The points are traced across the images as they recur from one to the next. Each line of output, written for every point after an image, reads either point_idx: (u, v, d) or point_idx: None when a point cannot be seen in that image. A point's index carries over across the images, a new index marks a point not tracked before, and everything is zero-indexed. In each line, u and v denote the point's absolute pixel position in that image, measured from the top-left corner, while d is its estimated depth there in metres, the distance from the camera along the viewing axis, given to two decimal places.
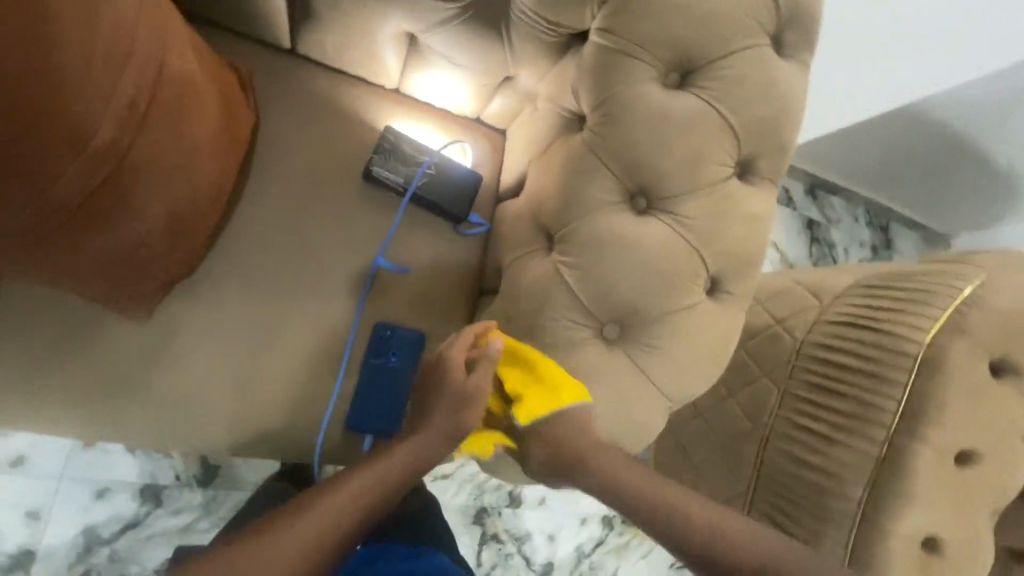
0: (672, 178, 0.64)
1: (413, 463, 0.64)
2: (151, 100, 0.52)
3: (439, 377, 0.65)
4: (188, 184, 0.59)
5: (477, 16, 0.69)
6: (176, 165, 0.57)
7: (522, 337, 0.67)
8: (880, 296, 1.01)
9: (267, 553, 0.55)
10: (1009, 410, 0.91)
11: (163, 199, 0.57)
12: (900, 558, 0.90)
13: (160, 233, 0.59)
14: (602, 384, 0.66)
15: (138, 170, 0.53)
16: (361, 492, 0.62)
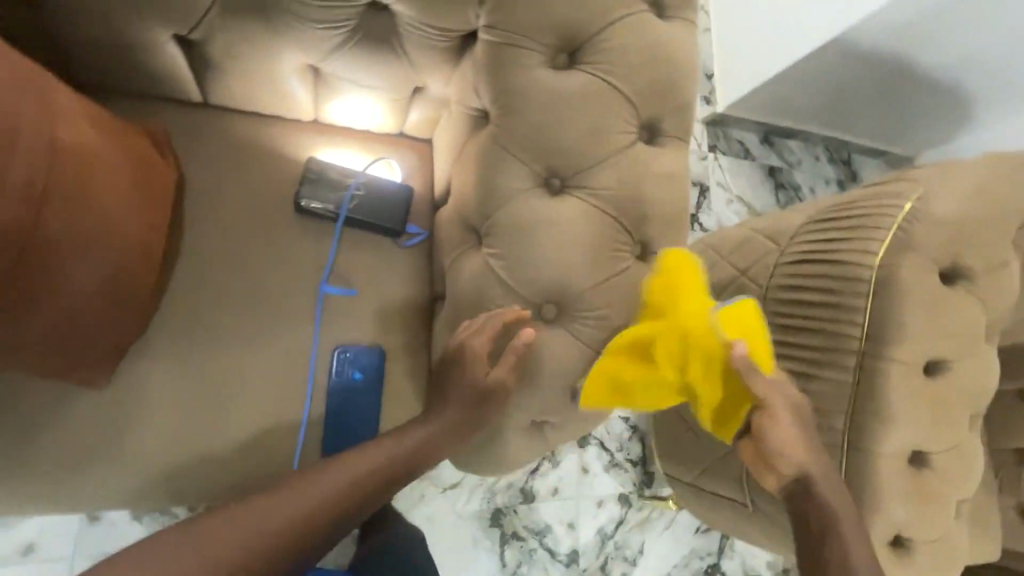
0: (578, 155, 0.66)
1: (399, 454, 0.68)
2: (49, 176, 0.55)
3: (457, 375, 0.67)
4: (111, 248, 0.62)
5: (367, 36, 0.70)
6: (93, 232, 0.59)
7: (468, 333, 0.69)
8: (830, 229, 1.03)
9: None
10: (968, 314, 0.93)
11: (86, 268, 0.60)
12: (890, 478, 0.91)
13: (92, 301, 0.62)
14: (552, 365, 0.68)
15: (51, 243, 0.56)
16: (347, 483, 0.64)
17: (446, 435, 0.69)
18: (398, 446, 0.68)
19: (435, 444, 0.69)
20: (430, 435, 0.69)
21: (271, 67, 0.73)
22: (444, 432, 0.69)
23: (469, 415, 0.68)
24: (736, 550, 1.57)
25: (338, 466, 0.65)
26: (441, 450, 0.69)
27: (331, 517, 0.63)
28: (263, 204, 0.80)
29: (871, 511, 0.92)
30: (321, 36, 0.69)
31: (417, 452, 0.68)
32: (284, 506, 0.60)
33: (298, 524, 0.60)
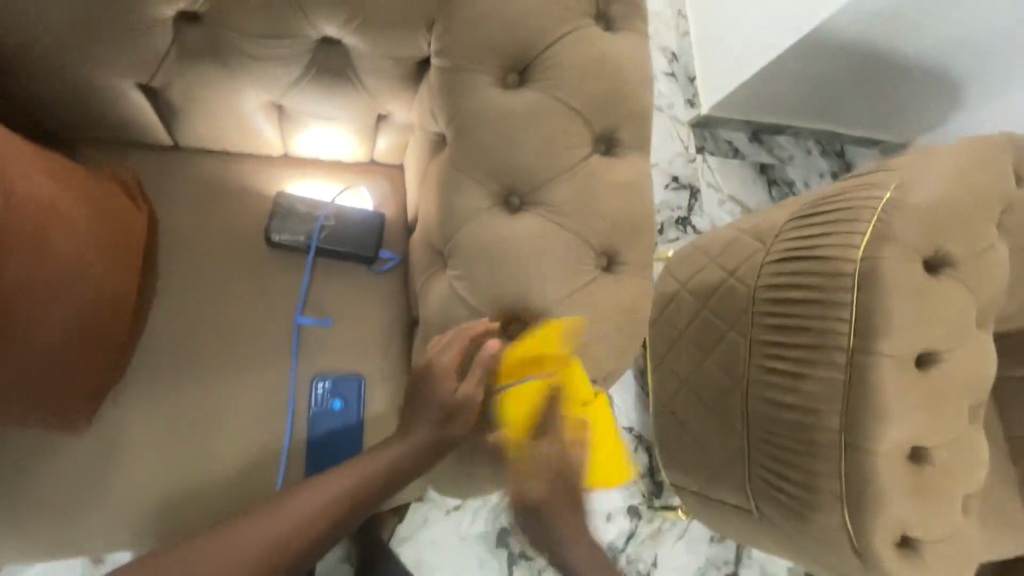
0: (533, 172, 0.66)
1: (366, 475, 0.65)
2: (6, 231, 0.57)
3: (428, 398, 0.67)
4: (70, 297, 0.63)
5: (323, 71, 0.72)
6: (50, 282, 0.61)
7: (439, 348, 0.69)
8: (810, 225, 1.02)
9: None
10: (954, 302, 0.92)
11: (63, 318, 0.63)
12: (891, 476, 0.89)
13: (69, 348, 0.65)
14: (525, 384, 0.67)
15: (12, 296, 0.58)
16: (313, 510, 0.62)
17: (413, 457, 0.66)
18: (363, 470, 0.65)
19: (401, 466, 0.66)
20: (399, 458, 0.66)
21: (233, 107, 0.75)
22: (412, 454, 0.66)
23: (440, 435, 0.67)
24: (753, 557, 1.53)
25: (304, 491, 0.63)
26: (412, 473, 0.67)
27: (296, 547, 0.61)
28: (235, 241, 0.81)
29: (872, 511, 0.89)
30: (277, 72, 0.70)
31: (386, 472, 0.66)
32: (245, 534, 0.59)
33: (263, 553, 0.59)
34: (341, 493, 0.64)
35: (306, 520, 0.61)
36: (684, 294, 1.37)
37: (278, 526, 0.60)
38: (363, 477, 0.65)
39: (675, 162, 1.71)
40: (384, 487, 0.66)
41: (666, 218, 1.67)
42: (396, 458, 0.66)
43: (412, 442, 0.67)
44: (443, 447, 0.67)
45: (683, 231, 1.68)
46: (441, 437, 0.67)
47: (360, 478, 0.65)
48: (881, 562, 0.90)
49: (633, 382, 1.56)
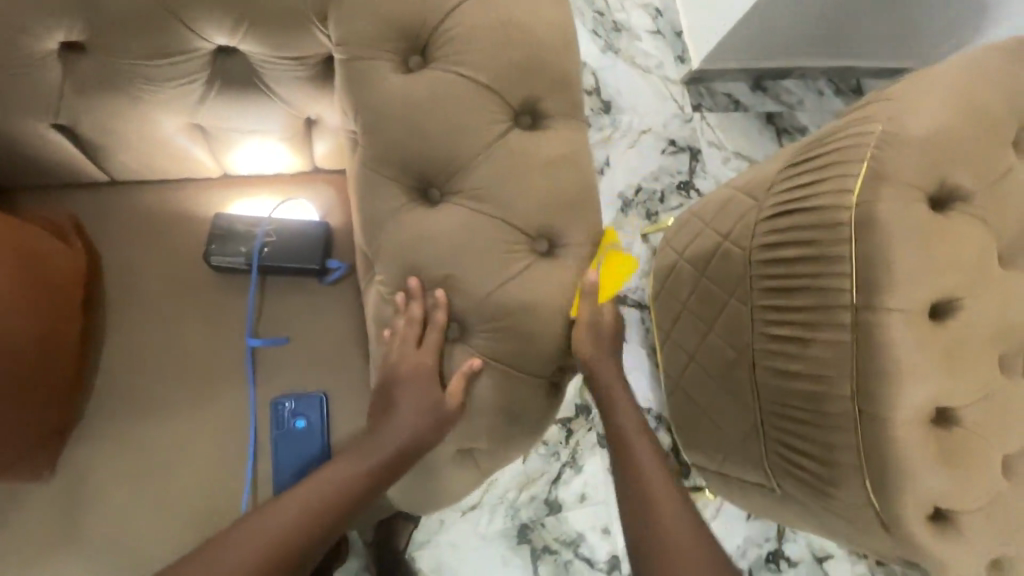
0: (448, 158, 0.61)
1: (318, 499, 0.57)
2: None
3: (384, 411, 0.62)
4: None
5: (229, 82, 0.68)
6: None
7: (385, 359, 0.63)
8: (802, 174, 0.92)
9: None
10: (969, 239, 0.81)
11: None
12: (915, 442, 0.80)
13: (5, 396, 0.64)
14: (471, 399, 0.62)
15: None
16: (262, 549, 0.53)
17: (370, 478, 0.60)
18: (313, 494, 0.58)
19: (352, 487, 0.59)
20: (359, 470, 0.60)
21: (149, 135, 0.73)
22: (367, 474, 0.60)
23: (401, 451, 0.61)
24: (798, 533, 1.44)
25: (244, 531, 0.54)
26: (370, 497, 0.60)
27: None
28: (177, 270, 0.79)
29: (897, 485, 0.80)
30: (179, 92, 0.68)
31: (340, 497, 0.59)
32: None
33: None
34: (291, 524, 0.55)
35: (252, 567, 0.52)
36: (683, 265, 1.28)
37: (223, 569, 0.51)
38: (314, 500, 0.57)
39: (669, 124, 1.59)
40: (338, 517, 0.58)
41: (666, 184, 1.56)
42: (349, 479, 0.59)
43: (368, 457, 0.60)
44: (400, 464, 0.61)
45: (686, 197, 1.57)
46: (399, 451, 0.60)
47: (310, 502, 0.57)
48: (913, 538, 0.81)
49: (645, 361, 1.48)
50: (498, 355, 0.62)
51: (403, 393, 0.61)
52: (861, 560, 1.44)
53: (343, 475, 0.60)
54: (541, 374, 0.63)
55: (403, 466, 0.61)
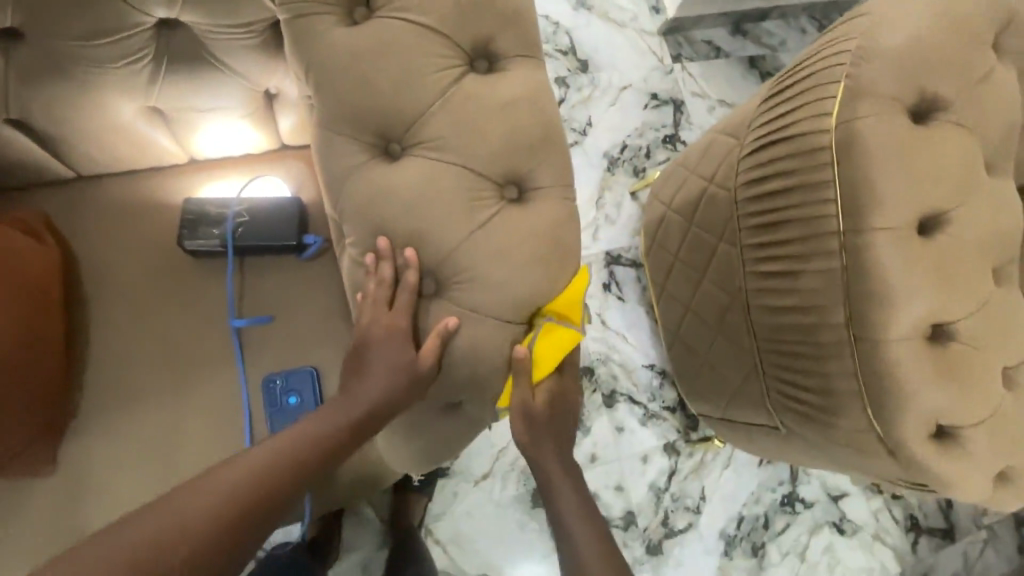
0: (405, 109, 0.59)
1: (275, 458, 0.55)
2: None
3: (359, 373, 0.62)
4: None
5: (179, 57, 0.67)
6: None
7: (363, 323, 0.62)
8: (782, 104, 0.90)
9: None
10: (953, 149, 0.79)
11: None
12: (912, 361, 0.78)
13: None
14: (453, 355, 0.61)
15: None
16: (208, 506, 0.49)
17: (342, 436, 0.59)
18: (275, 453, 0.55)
19: (326, 441, 0.58)
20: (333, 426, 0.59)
21: (107, 122, 0.72)
22: (341, 429, 0.59)
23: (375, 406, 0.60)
24: (811, 473, 1.44)
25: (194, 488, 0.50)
26: (341, 458, 0.59)
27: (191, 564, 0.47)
28: (151, 258, 0.78)
29: (896, 404, 0.79)
30: (125, 72, 0.66)
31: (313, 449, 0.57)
32: (131, 537, 0.46)
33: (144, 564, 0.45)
34: (249, 483, 0.53)
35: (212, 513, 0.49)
36: (671, 216, 1.25)
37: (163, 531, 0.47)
38: (281, 457, 0.55)
39: (649, 77, 1.56)
40: (301, 476, 0.56)
41: (651, 139, 1.53)
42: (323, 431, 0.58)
43: (336, 416, 0.60)
44: (373, 421, 0.61)
45: (673, 150, 1.54)
46: (372, 407, 0.60)
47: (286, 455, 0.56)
48: (917, 457, 0.81)
49: (644, 317, 1.47)
50: (475, 307, 0.61)
51: (376, 351, 0.61)
52: (876, 495, 1.44)
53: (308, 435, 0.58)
54: (524, 323, 0.62)
55: (375, 426, 0.61)
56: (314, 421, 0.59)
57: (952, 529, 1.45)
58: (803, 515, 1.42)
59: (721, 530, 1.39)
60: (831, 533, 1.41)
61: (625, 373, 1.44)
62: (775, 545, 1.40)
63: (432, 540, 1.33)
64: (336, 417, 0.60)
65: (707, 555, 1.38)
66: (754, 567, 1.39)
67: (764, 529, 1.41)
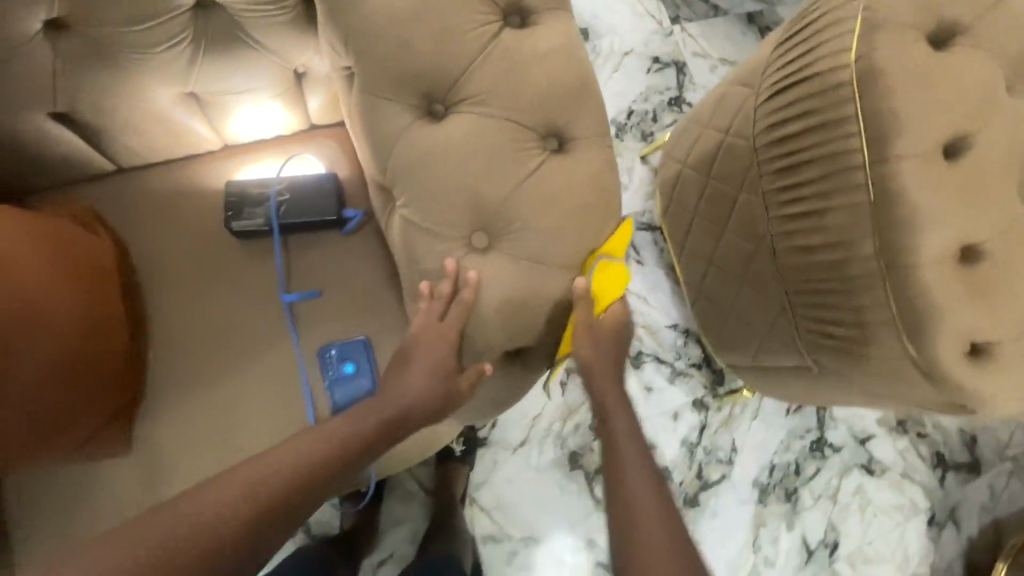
0: (447, 68, 0.61)
1: (297, 457, 0.61)
2: None
3: (408, 352, 0.66)
4: (48, 331, 0.65)
5: (214, 38, 0.68)
6: (21, 321, 0.63)
7: (422, 280, 0.65)
8: (797, 46, 0.91)
9: (151, 534, 0.53)
10: (971, 73, 0.81)
11: (16, 372, 0.62)
12: (943, 283, 0.81)
13: (49, 392, 0.65)
14: (509, 304, 0.63)
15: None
16: (244, 488, 0.57)
17: (368, 437, 0.65)
18: (301, 451, 0.62)
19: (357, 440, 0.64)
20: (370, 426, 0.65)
21: (146, 111, 0.73)
22: (374, 430, 0.65)
23: (412, 406, 0.66)
24: (837, 418, 1.44)
25: (222, 482, 0.57)
26: (364, 459, 0.64)
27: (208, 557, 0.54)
28: (199, 242, 0.81)
29: (930, 326, 0.81)
30: (164, 57, 0.68)
31: (346, 445, 0.64)
32: (183, 512, 0.55)
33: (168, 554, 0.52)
34: (279, 476, 0.60)
35: (249, 491, 0.57)
36: (687, 172, 1.26)
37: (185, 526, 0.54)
38: (309, 449, 0.62)
39: (651, 41, 1.56)
40: (331, 470, 0.62)
41: (657, 103, 1.54)
42: (357, 432, 0.64)
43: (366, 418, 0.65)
44: (403, 422, 0.66)
45: (679, 112, 1.54)
46: (406, 410, 0.66)
47: (320, 449, 0.62)
48: (953, 377, 0.83)
49: (664, 278, 1.48)
50: (528, 255, 0.63)
51: (421, 327, 0.65)
52: (901, 435, 1.44)
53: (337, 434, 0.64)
54: (575, 268, 0.64)
55: (401, 430, 0.66)
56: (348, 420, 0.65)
57: (979, 463, 1.43)
58: (832, 459, 1.42)
59: (754, 479, 1.40)
60: (861, 475, 1.41)
61: (649, 334, 1.46)
62: (807, 490, 1.40)
63: (476, 508, 1.36)
64: (364, 418, 0.65)
65: (743, 504, 1.39)
66: (789, 512, 1.39)
67: (796, 475, 1.41)
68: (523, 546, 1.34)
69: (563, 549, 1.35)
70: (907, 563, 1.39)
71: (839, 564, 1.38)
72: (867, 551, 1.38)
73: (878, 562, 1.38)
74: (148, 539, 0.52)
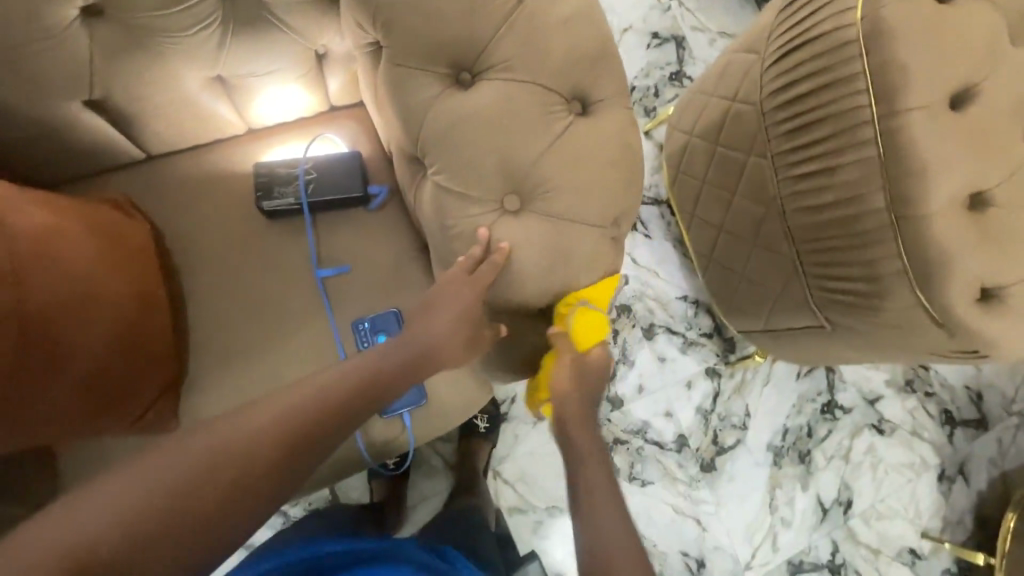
0: (473, 37, 0.64)
1: (312, 397, 0.59)
2: (12, 260, 0.61)
3: (437, 304, 0.70)
4: (103, 305, 0.67)
5: (241, 19, 0.70)
6: (76, 294, 0.65)
7: (456, 242, 0.69)
8: (801, 9, 0.94)
9: (187, 454, 0.51)
10: (969, 26, 0.84)
11: (81, 341, 0.65)
12: (953, 231, 0.83)
13: (104, 367, 0.67)
14: (540, 263, 0.68)
15: (45, 316, 0.62)
16: (278, 414, 0.57)
17: (390, 375, 0.66)
18: (324, 385, 0.61)
19: (387, 368, 0.66)
20: (399, 360, 0.67)
21: (175, 95, 0.75)
22: (402, 364, 0.67)
23: (433, 337, 0.69)
24: (847, 379, 1.42)
25: (248, 411, 0.56)
26: (396, 391, 0.66)
27: (227, 500, 0.51)
28: (233, 223, 0.84)
29: (942, 274, 0.83)
30: (194, 40, 0.69)
31: (377, 375, 0.65)
32: (219, 433, 0.53)
33: (182, 496, 0.49)
34: (313, 399, 0.59)
35: (280, 418, 0.57)
36: (694, 142, 1.24)
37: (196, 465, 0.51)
38: (340, 379, 0.62)
39: (649, 18, 1.56)
40: (361, 397, 0.63)
41: (658, 78, 1.55)
42: (386, 364, 0.66)
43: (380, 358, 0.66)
44: (426, 359, 0.69)
45: (680, 87, 1.55)
46: (430, 347, 0.69)
47: (350, 376, 0.63)
48: (966, 322, 0.86)
49: (673, 251, 1.46)
50: (557, 214, 0.67)
51: (450, 292, 0.69)
52: (910, 395, 1.43)
53: (361, 373, 0.64)
54: (600, 226, 0.68)
55: (422, 369, 0.69)
56: (379, 354, 0.66)
57: (985, 419, 1.43)
58: (843, 421, 1.40)
59: (768, 443, 1.38)
60: (872, 435, 1.40)
61: (660, 307, 1.43)
62: (820, 451, 1.38)
63: (501, 481, 1.32)
64: (382, 360, 0.66)
65: (758, 468, 1.37)
66: (803, 474, 1.37)
67: (809, 437, 1.39)
68: (547, 516, 1.31)
69: None
70: (919, 518, 1.38)
71: (854, 522, 1.36)
72: (880, 508, 1.37)
73: (892, 518, 1.37)
74: (181, 460, 0.51)
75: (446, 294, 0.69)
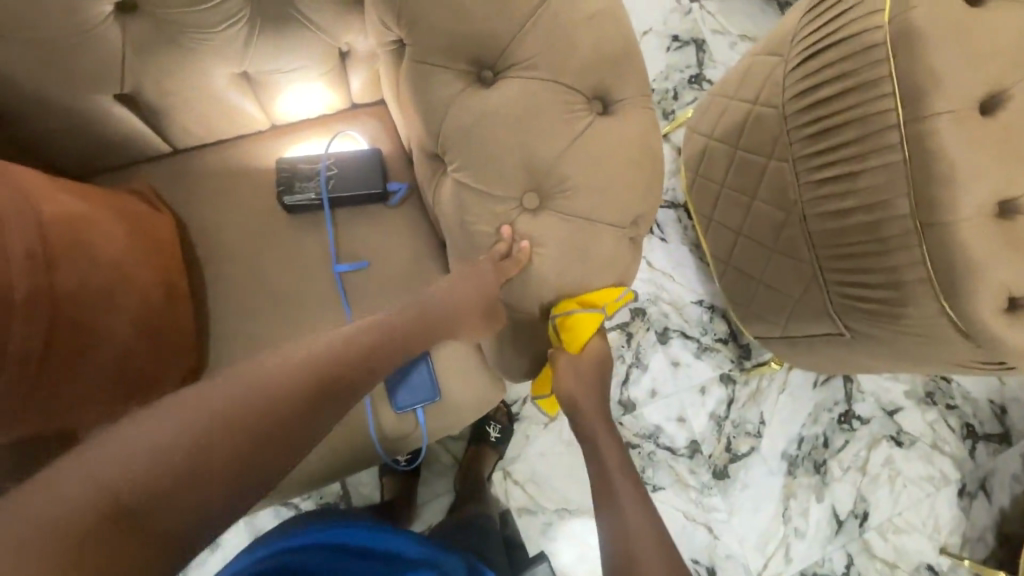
0: (496, 35, 0.64)
1: (323, 368, 0.56)
2: (47, 246, 0.62)
3: (457, 297, 0.70)
4: (129, 293, 0.69)
5: (268, 15, 0.70)
6: (105, 281, 0.66)
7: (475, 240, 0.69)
8: (827, 12, 0.93)
9: (197, 405, 0.48)
10: (1000, 31, 0.82)
11: (110, 327, 0.66)
12: (982, 240, 0.81)
13: (130, 353, 0.68)
14: (560, 263, 0.68)
15: (78, 302, 0.63)
16: (287, 365, 0.55)
17: (400, 339, 0.66)
18: (337, 342, 0.60)
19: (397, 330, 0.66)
20: (411, 325, 0.67)
21: (203, 91, 0.77)
22: (414, 328, 0.67)
23: (450, 311, 0.70)
24: (865, 390, 1.40)
25: (256, 365, 0.54)
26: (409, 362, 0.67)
27: (248, 454, 0.49)
28: (255, 216, 0.85)
29: (968, 284, 0.81)
30: (224, 36, 0.71)
31: (388, 335, 0.65)
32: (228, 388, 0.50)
33: (196, 453, 0.46)
34: (323, 354, 0.58)
35: (287, 374, 0.54)
36: (713, 145, 1.23)
37: (208, 436, 0.47)
38: (350, 339, 0.61)
39: (670, 21, 1.55)
40: (371, 355, 0.62)
41: (678, 81, 1.53)
42: (396, 328, 0.66)
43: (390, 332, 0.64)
44: (433, 326, 0.70)
45: (699, 90, 1.54)
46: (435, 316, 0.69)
47: (358, 337, 0.62)
48: (994, 333, 0.83)
49: (689, 256, 1.44)
50: (577, 214, 0.67)
51: (468, 280, 0.69)
52: (932, 407, 1.40)
53: (367, 335, 0.63)
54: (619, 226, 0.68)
55: (432, 336, 0.70)
56: (389, 317, 0.66)
57: (1009, 434, 1.40)
58: (861, 431, 1.38)
59: (782, 451, 1.36)
60: (890, 447, 1.37)
61: (675, 311, 1.41)
62: (836, 461, 1.36)
63: (510, 482, 1.32)
64: (397, 326, 0.66)
65: (771, 476, 1.35)
66: (818, 484, 1.35)
67: (825, 447, 1.37)
68: (556, 518, 1.30)
69: (583, 532, 1.31)
70: (938, 533, 1.35)
71: (869, 535, 1.34)
72: (898, 522, 1.34)
73: (909, 532, 1.34)
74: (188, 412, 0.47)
75: (467, 284, 0.69)
